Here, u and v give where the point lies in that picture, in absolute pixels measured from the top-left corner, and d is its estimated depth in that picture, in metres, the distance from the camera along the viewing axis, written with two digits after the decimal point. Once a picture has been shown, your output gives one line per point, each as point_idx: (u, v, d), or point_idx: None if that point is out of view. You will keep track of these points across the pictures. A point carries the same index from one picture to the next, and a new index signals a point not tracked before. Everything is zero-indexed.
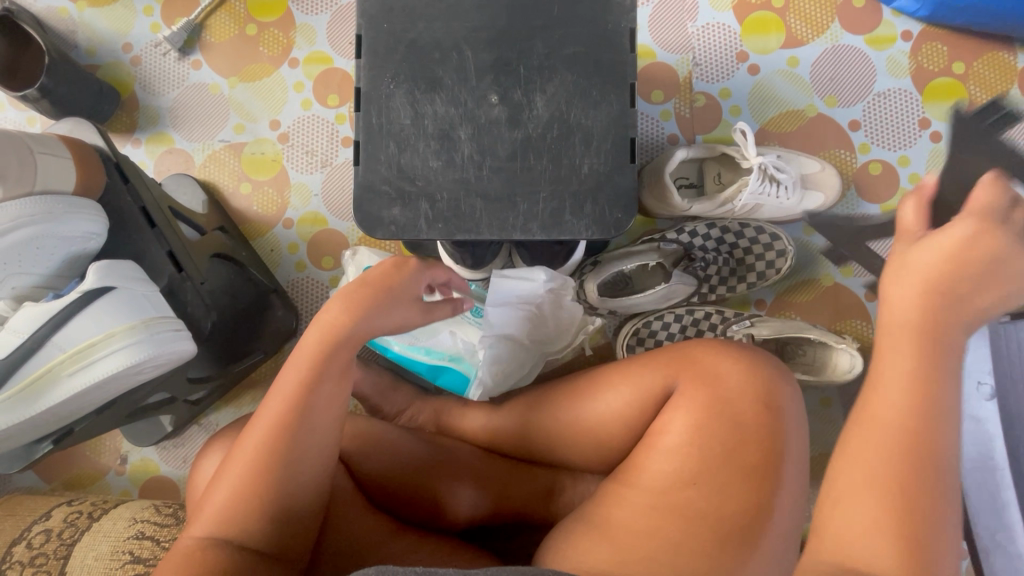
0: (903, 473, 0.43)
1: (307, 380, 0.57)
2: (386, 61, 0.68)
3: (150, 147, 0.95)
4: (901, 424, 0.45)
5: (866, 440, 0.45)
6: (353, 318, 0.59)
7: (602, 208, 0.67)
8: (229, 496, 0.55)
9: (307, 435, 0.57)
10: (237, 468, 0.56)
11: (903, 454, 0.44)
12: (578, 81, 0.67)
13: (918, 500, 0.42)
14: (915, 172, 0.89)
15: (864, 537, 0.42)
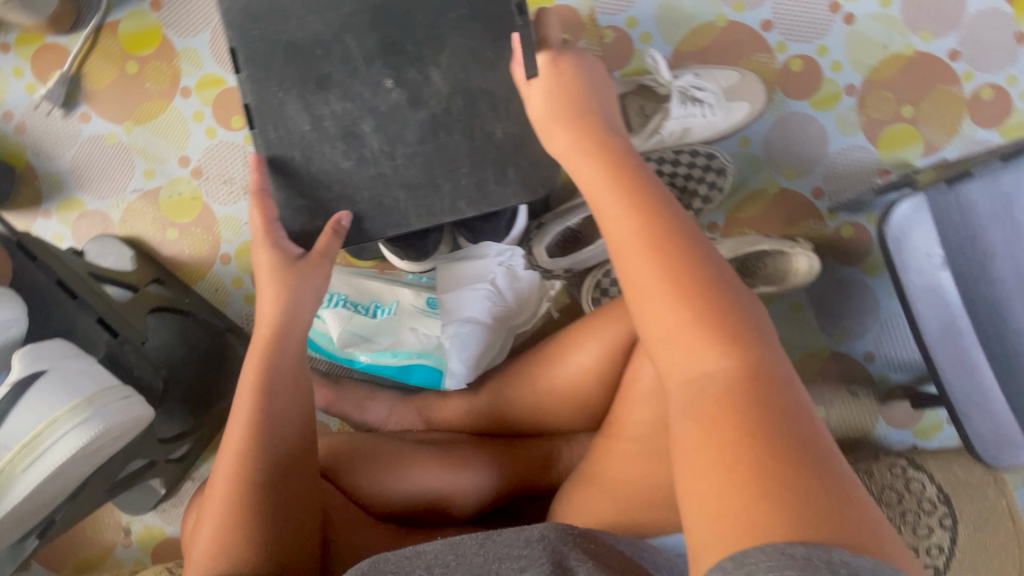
0: (680, 312, 0.41)
1: (260, 411, 0.57)
2: (268, 69, 0.64)
3: (62, 215, 0.91)
4: (649, 251, 0.44)
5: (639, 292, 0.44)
6: (292, 321, 0.60)
7: (527, 169, 0.65)
8: (217, 522, 0.55)
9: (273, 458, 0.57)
10: (217, 511, 0.55)
11: (651, 261, 0.43)
12: (470, 45, 0.64)
13: (695, 302, 0.41)
14: (835, 60, 0.88)
15: (703, 367, 0.40)
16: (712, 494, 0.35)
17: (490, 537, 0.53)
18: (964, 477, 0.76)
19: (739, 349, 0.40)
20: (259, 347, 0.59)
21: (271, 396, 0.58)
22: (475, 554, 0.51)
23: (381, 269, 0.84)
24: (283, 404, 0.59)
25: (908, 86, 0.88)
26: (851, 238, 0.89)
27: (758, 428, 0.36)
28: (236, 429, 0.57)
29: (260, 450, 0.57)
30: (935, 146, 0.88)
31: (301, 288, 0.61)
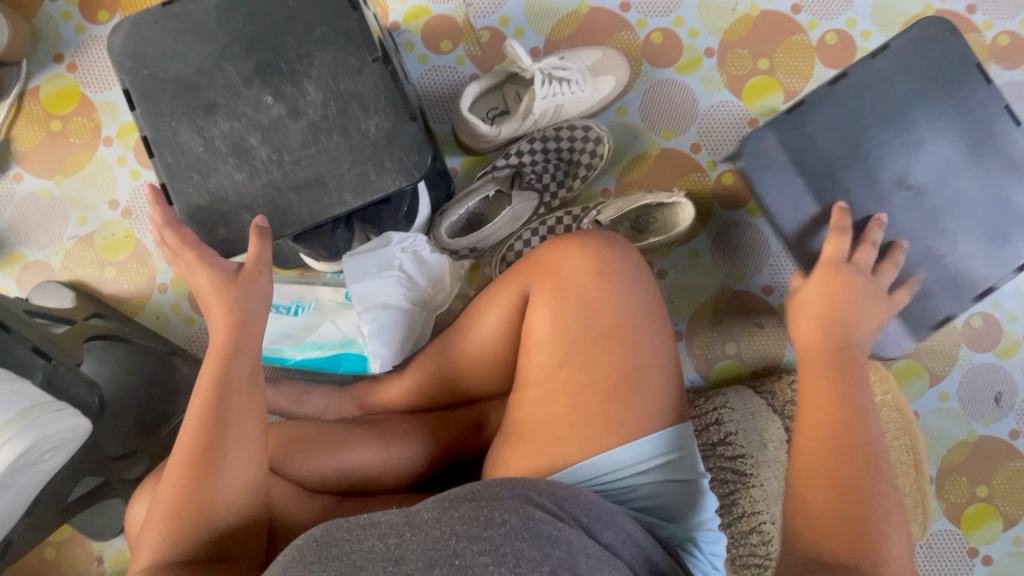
0: (823, 373, 0.59)
1: (212, 416, 0.60)
2: (159, 103, 0.72)
3: (5, 270, 0.97)
4: (828, 375, 0.59)
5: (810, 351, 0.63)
6: (238, 330, 0.64)
7: (401, 157, 0.72)
8: (165, 523, 0.57)
9: (222, 464, 0.58)
10: (163, 511, 0.57)
11: (831, 379, 0.58)
12: (335, 56, 0.72)
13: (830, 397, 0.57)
14: (691, 28, 0.97)
15: (811, 486, 0.52)
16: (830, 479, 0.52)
17: (447, 511, 0.54)
18: None
19: (860, 431, 0.54)
20: (214, 353, 0.63)
21: (221, 401, 0.61)
22: (432, 527, 0.52)
23: (302, 273, 0.90)
24: (237, 406, 0.61)
25: (761, 41, 0.97)
26: (733, 184, 0.97)
27: (853, 491, 0.51)
28: (187, 430, 0.60)
29: (208, 453, 0.58)
30: (794, 91, 0.97)
31: (250, 300, 0.66)
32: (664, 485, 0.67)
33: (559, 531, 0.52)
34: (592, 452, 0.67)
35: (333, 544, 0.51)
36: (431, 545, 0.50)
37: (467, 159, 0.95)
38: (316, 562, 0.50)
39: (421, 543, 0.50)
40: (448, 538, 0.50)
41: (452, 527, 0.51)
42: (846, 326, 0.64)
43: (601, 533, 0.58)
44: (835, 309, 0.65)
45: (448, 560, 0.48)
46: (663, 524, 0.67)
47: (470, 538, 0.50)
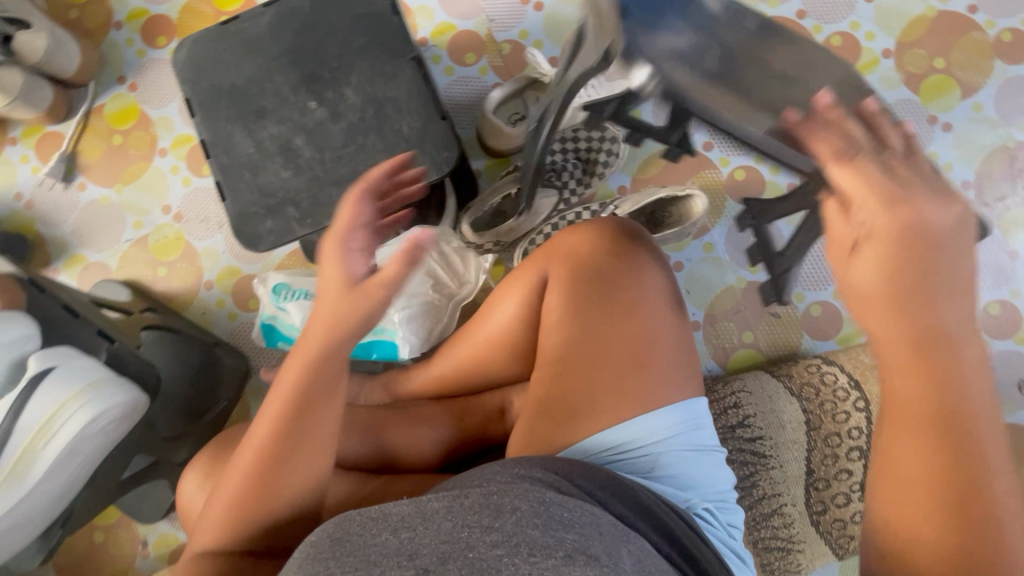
0: (914, 360, 0.45)
1: (292, 415, 0.59)
2: (216, 109, 0.80)
3: (68, 270, 1.06)
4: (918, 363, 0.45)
5: (861, 295, 0.46)
6: (335, 336, 0.59)
7: (430, 153, 0.78)
8: (231, 504, 0.59)
9: (294, 458, 0.59)
10: (230, 493, 0.59)
11: (924, 366, 0.45)
12: (373, 65, 0.79)
13: (935, 375, 0.45)
14: None
15: (919, 492, 0.45)
16: (931, 482, 0.44)
17: (458, 500, 0.52)
18: (869, 363, 0.86)
19: (955, 418, 0.44)
20: (304, 353, 0.60)
21: (302, 418, 0.59)
22: (444, 518, 0.50)
23: None
24: (309, 432, 0.59)
25: None
26: (745, 180, 1.01)
27: (946, 500, 0.44)
28: (264, 419, 0.60)
29: (283, 446, 0.58)
30: None
31: (359, 310, 0.59)
32: (681, 457, 0.71)
33: (575, 514, 0.51)
34: (610, 423, 0.70)
35: (345, 538, 0.50)
36: (443, 538, 0.48)
37: (490, 161, 1.02)
38: (330, 557, 0.49)
39: (434, 536, 0.49)
40: (460, 530, 0.49)
41: (464, 519, 0.50)
42: (924, 296, 0.44)
43: (615, 505, 0.60)
44: (901, 273, 0.44)
45: (462, 555, 0.47)
46: (681, 496, 0.70)
47: (483, 530, 0.49)
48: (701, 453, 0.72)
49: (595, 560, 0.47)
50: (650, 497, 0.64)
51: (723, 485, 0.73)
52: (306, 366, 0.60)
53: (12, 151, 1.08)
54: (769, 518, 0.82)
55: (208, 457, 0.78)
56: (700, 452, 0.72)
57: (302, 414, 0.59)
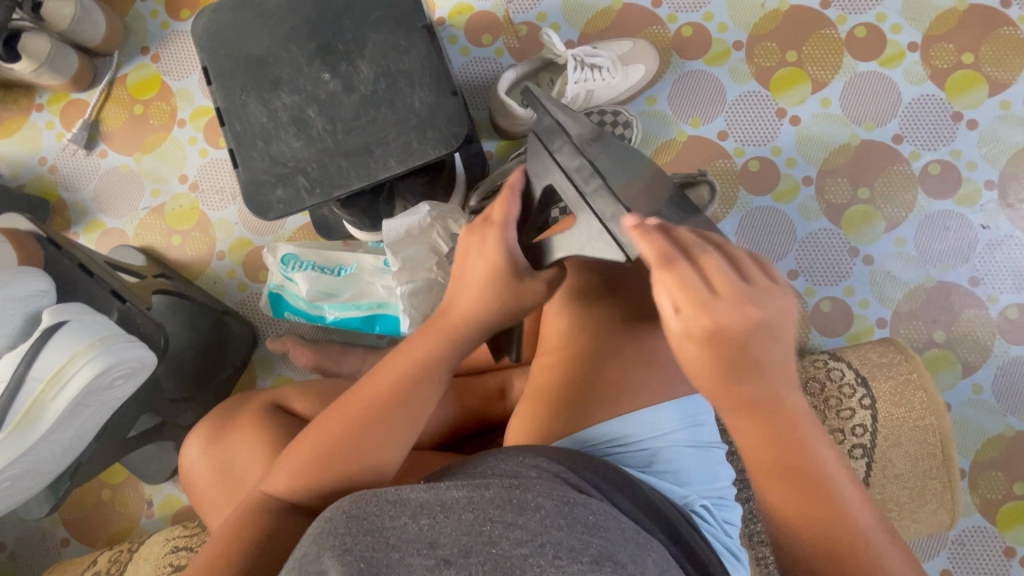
0: (757, 419, 0.54)
1: (398, 394, 0.60)
2: (232, 78, 0.81)
3: (87, 235, 1.09)
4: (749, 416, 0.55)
5: (698, 371, 0.53)
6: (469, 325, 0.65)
7: (441, 128, 0.79)
8: (308, 462, 0.57)
9: (381, 437, 0.58)
10: (309, 452, 0.58)
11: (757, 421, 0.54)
12: (387, 39, 0.79)
13: (771, 424, 0.54)
14: (721, 22, 1.01)
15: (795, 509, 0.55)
16: (803, 513, 0.55)
17: (478, 492, 0.52)
18: (877, 360, 0.84)
19: (799, 440, 0.55)
20: (435, 334, 0.65)
21: (406, 398, 0.60)
22: (465, 509, 0.50)
23: (346, 243, 0.98)
24: (407, 411, 0.60)
25: (789, 35, 1.00)
26: (759, 171, 0.99)
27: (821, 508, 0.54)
28: (369, 388, 0.61)
29: (376, 420, 0.59)
30: (822, 82, 0.99)
31: (503, 302, 0.65)
32: (678, 451, 0.70)
33: (598, 518, 0.52)
34: (611, 412, 0.71)
35: (361, 517, 0.49)
36: (465, 530, 0.48)
37: (501, 142, 1.03)
38: (346, 534, 0.49)
39: (455, 525, 0.48)
40: (482, 524, 0.48)
41: (486, 512, 0.50)
42: (752, 368, 0.53)
43: (621, 500, 0.61)
44: (728, 358, 0.52)
45: (485, 548, 0.46)
46: (679, 492, 0.69)
47: (506, 525, 0.48)
48: (700, 449, 0.72)
49: (622, 568, 0.47)
50: (653, 492, 0.65)
51: (721, 480, 0.73)
52: (432, 350, 0.64)
53: (38, 116, 1.11)
54: None
55: (211, 421, 0.80)
56: (700, 449, 0.72)
57: (408, 390, 0.61)
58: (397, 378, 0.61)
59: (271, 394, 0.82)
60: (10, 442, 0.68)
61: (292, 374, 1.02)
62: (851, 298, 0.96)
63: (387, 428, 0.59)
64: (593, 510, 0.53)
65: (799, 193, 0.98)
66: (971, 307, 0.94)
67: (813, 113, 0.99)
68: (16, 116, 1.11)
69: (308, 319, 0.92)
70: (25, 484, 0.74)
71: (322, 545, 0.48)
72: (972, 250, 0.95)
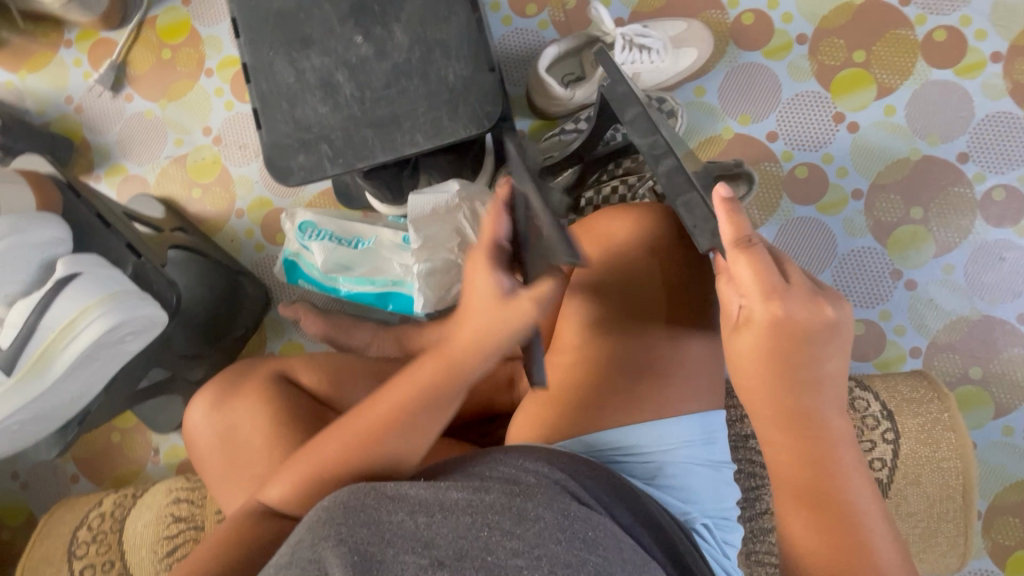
0: (792, 439, 0.56)
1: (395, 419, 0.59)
2: (261, 33, 0.77)
3: (109, 179, 1.08)
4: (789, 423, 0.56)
5: (756, 373, 0.56)
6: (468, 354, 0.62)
7: (474, 106, 0.74)
8: (301, 478, 0.59)
9: (373, 456, 0.58)
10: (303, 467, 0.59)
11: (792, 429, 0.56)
12: (426, 4, 0.74)
13: (803, 431, 0.56)
14: (786, 12, 0.93)
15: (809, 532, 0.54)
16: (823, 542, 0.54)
17: (478, 495, 0.50)
18: (907, 395, 0.79)
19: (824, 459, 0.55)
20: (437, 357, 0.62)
21: (402, 423, 0.58)
22: (463, 512, 0.49)
23: (366, 214, 0.95)
24: (399, 441, 0.58)
25: (859, 32, 0.92)
26: (806, 178, 0.93)
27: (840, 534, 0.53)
28: (367, 410, 0.60)
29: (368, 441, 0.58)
30: (889, 88, 0.92)
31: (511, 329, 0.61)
32: (685, 468, 0.68)
33: (598, 534, 0.50)
34: (617, 420, 0.68)
35: (362, 510, 0.49)
36: (462, 533, 0.47)
37: (534, 122, 0.97)
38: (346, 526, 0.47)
39: (452, 527, 0.48)
40: (479, 528, 0.48)
41: (484, 516, 0.49)
42: (810, 387, 0.56)
43: (622, 513, 0.59)
44: (788, 365, 0.55)
45: (480, 556, 0.46)
46: (682, 508, 0.67)
47: (504, 534, 0.48)
48: (708, 468, 0.70)
49: None
50: (659, 510, 0.62)
51: (727, 501, 0.70)
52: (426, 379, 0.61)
53: (66, 53, 1.08)
54: (768, 533, 0.81)
55: (216, 386, 0.79)
56: (707, 467, 0.69)
57: (403, 420, 0.59)
58: (391, 407, 0.59)
59: (278, 363, 0.81)
60: (19, 390, 0.68)
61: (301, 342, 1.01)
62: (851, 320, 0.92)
63: (381, 457, 0.58)
64: (595, 526, 0.51)
65: (846, 206, 0.92)
66: (1015, 346, 0.88)
67: (874, 121, 0.92)
68: (45, 51, 1.09)
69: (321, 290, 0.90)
70: (35, 427, 0.75)
71: (317, 534, 0.47)
72: None
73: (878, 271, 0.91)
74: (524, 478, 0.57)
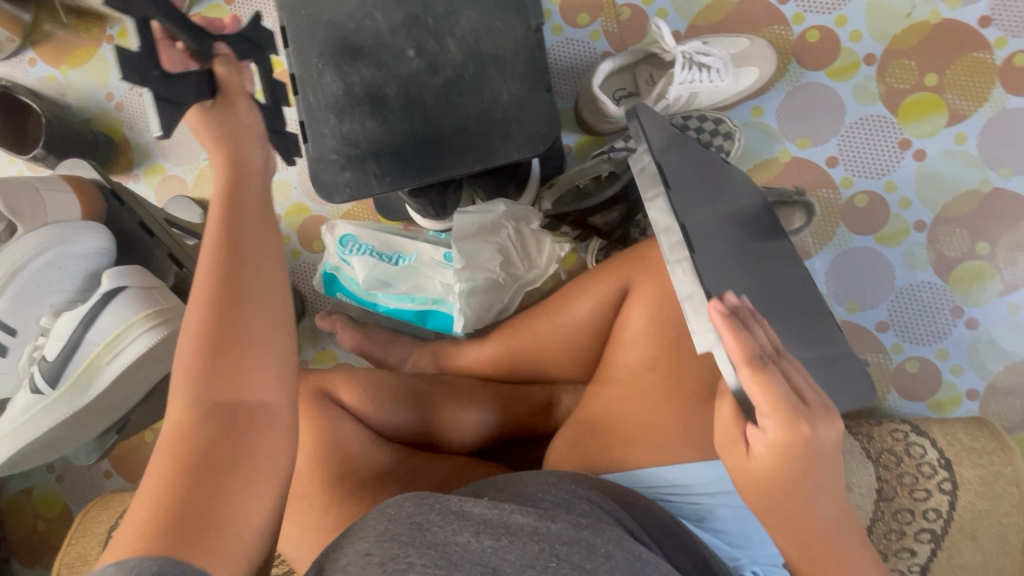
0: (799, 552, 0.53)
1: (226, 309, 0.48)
2: (310, 43, 0.75)
3: (148, 179, 1.07)
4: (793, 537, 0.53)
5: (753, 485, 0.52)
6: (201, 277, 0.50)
7: (528, 128, 0.71)
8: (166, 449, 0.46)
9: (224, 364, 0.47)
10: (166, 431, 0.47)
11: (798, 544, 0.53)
12: (482, 17, 0.71)
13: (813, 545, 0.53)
14: (855, 30, 0.88)
15: None
16: None
17: (544, 523, 0.50)
18: (967, 444, 0.76)
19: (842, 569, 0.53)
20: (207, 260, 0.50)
21: (235, 310, 0.49)
22: (529, 539, 0.48)
23: (406, 226, 0.93)
24: (248, 323, 0.49)
25: (933, 54, 0.87)
26: (866, 207, 0.89)
27: None
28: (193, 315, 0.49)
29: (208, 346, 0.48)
30: (962, 115, 0.86)
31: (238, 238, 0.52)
32: (736, 512, 0.65)
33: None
34: (670, 462, 0.65)
35: (426, 526, 0.50)
36: (528, 562, 0.47)
37: (582, 137, 0.94)
38: (410, 539, 0.49)
39: (520, 553, 0.47)
40: (546, 559, 0.47)
41: (552, 546, 0.48)
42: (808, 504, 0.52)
43: (676, 554, 0.59)
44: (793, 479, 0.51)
45: None
46: (729, 552, 0.66)
47: (572, 567, 0.47)
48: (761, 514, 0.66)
49: None
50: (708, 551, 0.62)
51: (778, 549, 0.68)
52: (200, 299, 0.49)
53: (108, 49, 1.07)
54: None
55: None
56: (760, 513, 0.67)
57: (239, 315, 0.49)
58: (221, 296, 0.49)
59: (317, 380, 0.80)
60: (64, 402, 0.68)
61: (336, 351, 0.97)
62: (895, 354, 0.88)
63: (242, 295, 0.49)
64: (663, 571, 0.50)
65: (907, 238, 0.88)
66: None
67: (943, 150, 0.87)
68: (87, 46, 1.08)
69: (361, 305, 0.89)
70: (76, 435, 0.75)
71: (384, 551, 0.48)
72: None
73: (938, 307, 0.87)
74: (579, 508, 0.57)
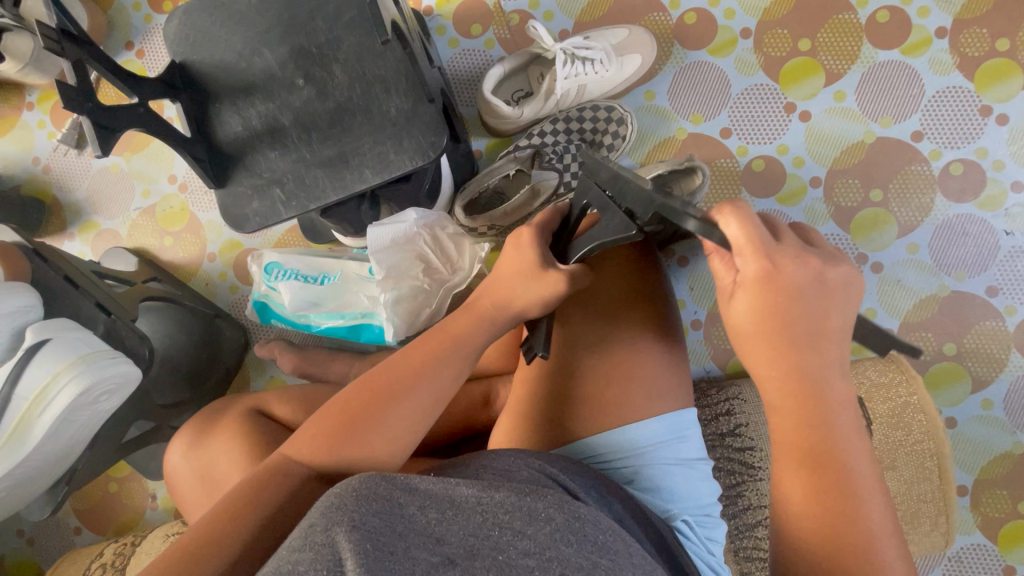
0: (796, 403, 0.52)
1: (382, 402, 0.56)
2: (206, 85, 0.78)
3: (83, 236, 1.09)
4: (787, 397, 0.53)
5: (756, 376, 0.54)
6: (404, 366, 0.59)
7: (418, 138, 0.75)
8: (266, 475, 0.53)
9: (358, 443, 0.54)
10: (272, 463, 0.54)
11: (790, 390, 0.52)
12: (362, 41, 0.75)
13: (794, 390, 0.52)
14: (728, 7, 0.94)
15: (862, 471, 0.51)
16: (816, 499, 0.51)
17: (488, 492, 0.46)
18: (876, 379, 0.80)
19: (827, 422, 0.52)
20: (415, 354, 0.61)
21: (385, 405, 0.56)
22: (474, 510, 0.45)
23: (332, 247, 0.97)
24: (400, 413, 0.56)
25: (803, 21, 0.92)
26: (764, 171, 0.93)
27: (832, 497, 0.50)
28: (363, 387, 0.58)
29: (352, 418, 0.55)
30: (838, 73, 0.92)
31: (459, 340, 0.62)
32: (664, 469, 0.65)
33: (608, 537, 0.46)
34: (589, 431, 0.66)
35: (372, 499, 0.43)
36: (472, 530, 0.43)
37: (491, 140, 0.98)
38: (358, 510, 0.42)
39: (463, 524, 0.44)
40: (489, 527, 0.44)
41: (494, 515, 0.45)
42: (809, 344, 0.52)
43: (612, 506, 0.56)
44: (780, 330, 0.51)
45: (491, 553, 0.42)
46: (663, 506, 0.64)
47: (514, 532, 0.44)
48: (684, 467, 0.66)
49: None
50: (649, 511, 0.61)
51: (709, 499, 0.68)
52: (374, 378, 0.58)
53: (29, 115, 1.10)
54: (754, 528, 0.79)
55: (194, 426, 0.79)
56: (685, 465, 0.66)
57: (386, 414, 0.56)
58: (394, 387, 0.57)
59: (253, 400, 0.81)
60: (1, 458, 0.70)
61: (284, 376, 1.04)
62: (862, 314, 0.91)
63: (401, 397, 0.57)
64: (603, 528, 0.47)
65: (805, 195, 0.92)
66: (987, 319, 0.88)
67: (826, 108, 0.92)
68: (9, 115, 1.10)
69: (295, 328, 0.92)
70: (21, 490, 0.76)
71: (329, 520, 0.41)
72: (991, 258, 0.88)
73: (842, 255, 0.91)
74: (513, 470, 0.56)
